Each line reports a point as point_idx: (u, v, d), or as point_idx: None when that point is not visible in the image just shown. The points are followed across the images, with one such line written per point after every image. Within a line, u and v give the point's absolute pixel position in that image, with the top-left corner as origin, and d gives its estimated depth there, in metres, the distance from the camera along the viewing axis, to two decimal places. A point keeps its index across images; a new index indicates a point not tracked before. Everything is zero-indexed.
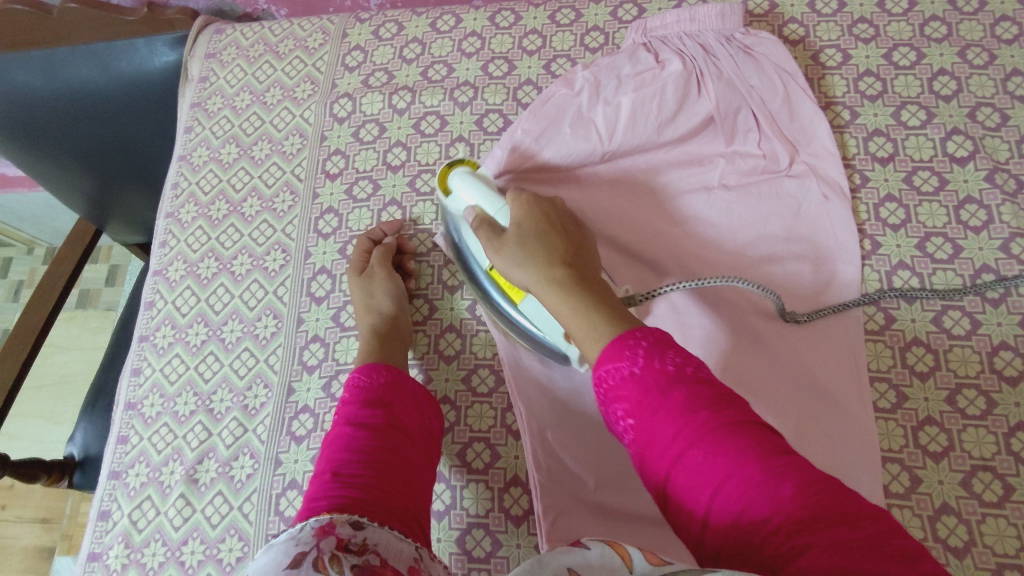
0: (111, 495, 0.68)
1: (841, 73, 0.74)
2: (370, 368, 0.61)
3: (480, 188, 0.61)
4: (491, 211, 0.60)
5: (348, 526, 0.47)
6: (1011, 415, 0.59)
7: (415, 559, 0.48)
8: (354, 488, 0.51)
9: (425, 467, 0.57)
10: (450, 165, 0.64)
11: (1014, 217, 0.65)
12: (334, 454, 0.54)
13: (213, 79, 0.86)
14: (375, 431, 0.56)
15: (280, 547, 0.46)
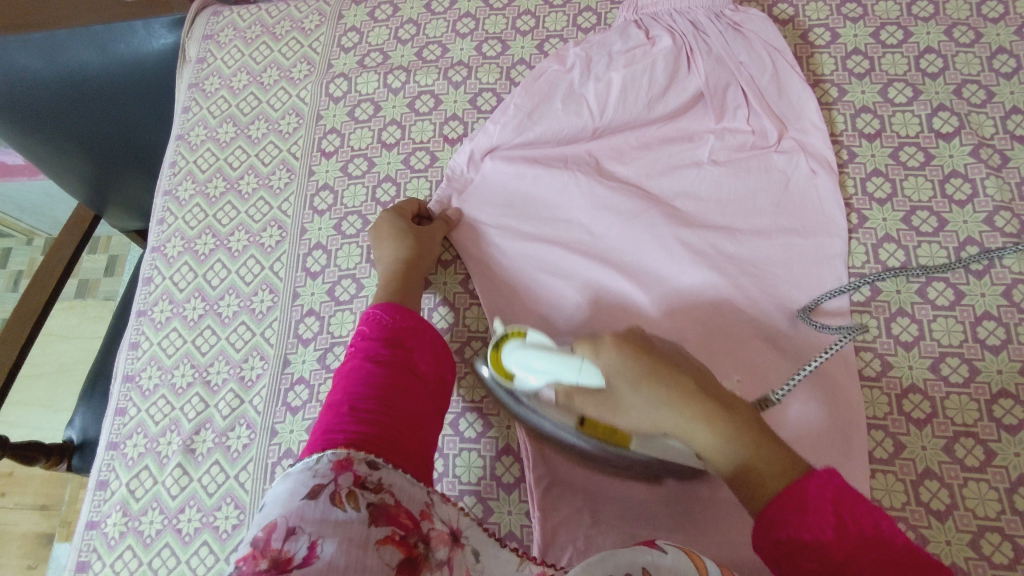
0: (109, 465, 0.69)
1: (829, 52, 0.75)
2: (385, 307, 0.60)
3: (544, 356, 0.52)
4: (573, 376, 0.50)
5: (364, 463, 0.49)
6: (993, 381, 0.60)
7: (427, 503, 0.50)
8: (370, 425, 0.51)
9: (436, 412, 0.57)
10: (500, 345, 0.57)
11: (998, 190, 0.67)
12: (349, 386, 0.54)
13: (210, 60, 0.87)
14: (392, 368, 0.55)
15: (299, 476, 0.47)
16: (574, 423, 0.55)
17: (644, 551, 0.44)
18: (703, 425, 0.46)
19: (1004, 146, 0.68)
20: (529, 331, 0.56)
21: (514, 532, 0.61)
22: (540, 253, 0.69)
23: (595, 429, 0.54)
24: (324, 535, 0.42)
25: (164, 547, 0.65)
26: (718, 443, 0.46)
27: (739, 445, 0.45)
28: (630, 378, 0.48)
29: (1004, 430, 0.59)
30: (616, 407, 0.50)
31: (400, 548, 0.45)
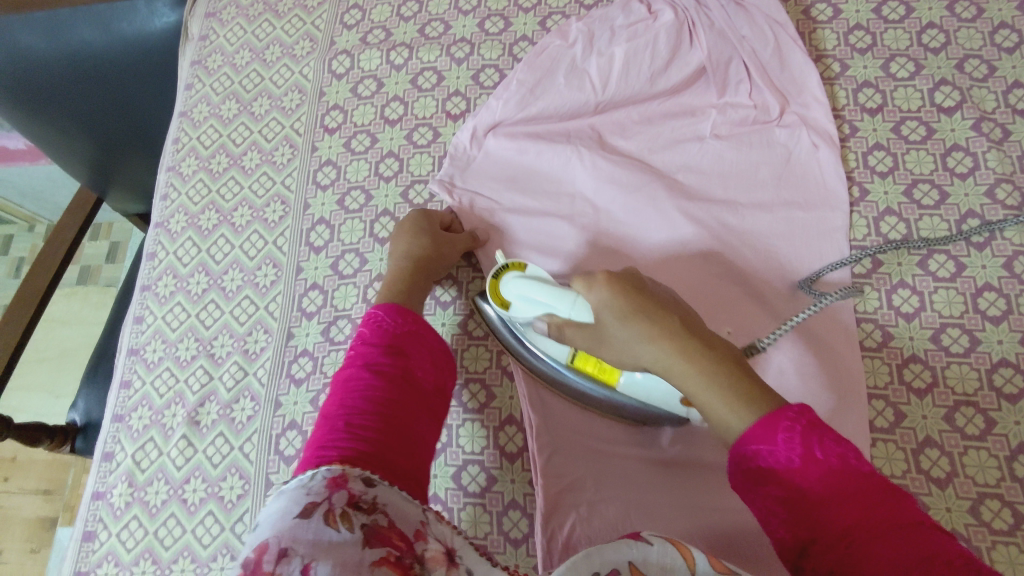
0: (114, 437, 0.70)
1: (831, 28, 0.75)
2: (388, 310, 0.60)
3: (544, 288, 0.54)
4: (566, 309, 0.52)
5: (360, 481, 0.48)
6: (993, 352, 0.61)
7: (422, 522, 0.48)
8: (365, 441, 0.51)
9: (432, 424, 0.57)
10: (498, 275, 0.60)
11: (1000, 163, 0.67)
12: (345, 398, 0.53)
13: (213, 38, 0.87)
14: (390, 380, 0.55)
15: (290, 494, 0.46)
16: (565, 357, 0.60)
17: (630, 545, 0.44)
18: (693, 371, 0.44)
19: (1006, 120, 0.69)
20: (529, 267, 0.60)
21: (516, 500, 0.62)
22: (544, 227, 0.69)
23: (586, 366, 0.59)
24: (316, 558, 0.40)
25: (169, 517, 0.65)
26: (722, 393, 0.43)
27: (720, 378, 0.43)
28: (614, 312, 0.48)
29: (1004, 399, 0.59)
30: (607, 339, 0.50)
31: (394, 569, 0.43)
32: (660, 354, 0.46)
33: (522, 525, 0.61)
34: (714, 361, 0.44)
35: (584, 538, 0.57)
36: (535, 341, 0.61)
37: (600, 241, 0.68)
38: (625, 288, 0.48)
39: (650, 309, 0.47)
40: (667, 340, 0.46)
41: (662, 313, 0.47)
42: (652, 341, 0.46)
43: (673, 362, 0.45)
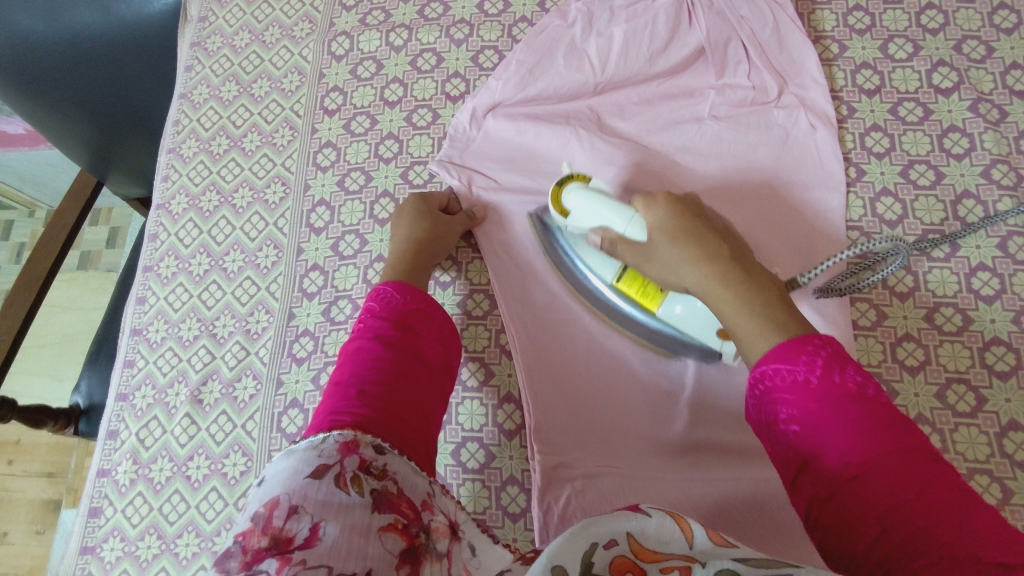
0: (118, 415, 0.71)
1: (830, 9, 0.75)
2: (395, 286, 0.61)
3: (606, 203, 0.58)
4: (621, 224, 0.57)
5: (371, 449, 0.48)
6: (985, 330, 0.61)
7: (428, 494, 0.50)
8: (375, 409, 0.51)
9: (439, 397, 0.58)
10: (562, 182, 0.62)
11: (996, 144, 0.67)
12: (355, 368, 0.54)
13: (212, 19, 0.87)
14: (400, 351, 0.56)
15: (302, 454, 0.47)
16: (613, 275, 0.63)
17: (627, 516, 0.44)
18: (719, 291, 0.50)
19: (1003, 101, 0.69)
20: (591, 181, 0.62)
21: (514, 476, 0.63)
22: (540, 209, 0.70)
23: (630, 287, 0.62)
24: (325, 518, 0.41)
25: (173, 493, 0.66)
26: (755, 325, 0.48)
27: (753, 306, 0.48)
28: (667, 232, 0.54)
29: (995, 376, 0.60)
30: (654, 259, 0.56)
31: (402, 536, 0.43)
32: (699, 273, 0.52)
33: (520, 500, 0.62)
34: (745, 294, 0.49)
35: (579, 511, 0.58)
36: (580, 262, 0.66)
37: None
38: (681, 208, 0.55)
39: (704, 246, 0.52)
40: (705, 264, 0.52)
41: (713, 241, 0.52)
42: (692, 264, 0.52)
43: (707, 285, 0.51)
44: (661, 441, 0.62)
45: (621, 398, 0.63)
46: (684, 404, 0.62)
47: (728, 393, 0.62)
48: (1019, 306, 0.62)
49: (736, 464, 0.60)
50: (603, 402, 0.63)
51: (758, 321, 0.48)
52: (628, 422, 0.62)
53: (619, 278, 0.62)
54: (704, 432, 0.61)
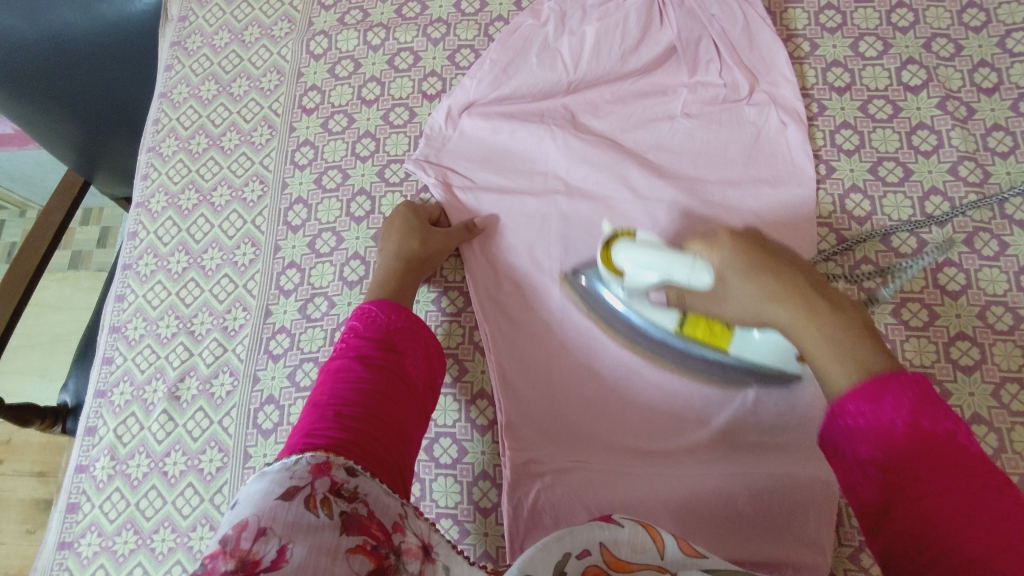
0: (96, 412, 0.71)
1: (802, 7, 0.76)
2: (382, 305, 0.60)
3: (659, 253, 0.52)
4: (685, 272, 0.50)
5: (343, 470, 0.47)
6: (950, 325, 0.62)
7: (401, 515, 0.48)
8: (352, 431, 0.51)
9: (419, 420, 0.57)
10: (609, 241, 0.58)
11: (963, 141, 0.68)
12: (335, 388, 0.54)
13: (192, 19, 0.88)
14: (382, 373, 0.55)
15: (274, 476, 0.46)
16: (675, 323, 0.59)
17: (602, 525, 0.46)
18: (803, 320, 0.42)
19: (971, 99, 0.70)
20: (637, 232, 0.57)
21: (486, 471, 0.64)
22: (515, 206, 0.71)
23: (693, 330, 0.59)
24: (293, 539, 0.41)
25: (150, 489, 0.67)
26: (837, 352, 0.41)
27: (842, 355, 0.41)
28: (739, 270, 0.45)
29: (959, 371, 0.61)
30: (724, 295, 0.47)
31: (371, 558, 0.43)
32: (781, 317, 0.44)
33: (491, 494, 0.63)
34: (818, 332, 0.42)
35: (548, 507, 0.60)
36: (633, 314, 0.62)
37: (570, 221, 0.69)
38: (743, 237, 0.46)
39: (774, 275, 0.44)
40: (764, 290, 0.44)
41: (782, 271, 0.44)
42: (774, 306, 0.44)
43: (797, 323, 0.43)
44: (629, 436, 0.62)
45: (595, 394, 0.64)
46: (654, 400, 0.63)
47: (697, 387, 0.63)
48: (984, 301, 0.63)
49: (704, 460, 0.61)
50: (576, 399, 0.64)
51: (858, 374, 0.40)
52: (601, 418, 0.63)
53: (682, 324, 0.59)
54: (674, 429, 0.62)
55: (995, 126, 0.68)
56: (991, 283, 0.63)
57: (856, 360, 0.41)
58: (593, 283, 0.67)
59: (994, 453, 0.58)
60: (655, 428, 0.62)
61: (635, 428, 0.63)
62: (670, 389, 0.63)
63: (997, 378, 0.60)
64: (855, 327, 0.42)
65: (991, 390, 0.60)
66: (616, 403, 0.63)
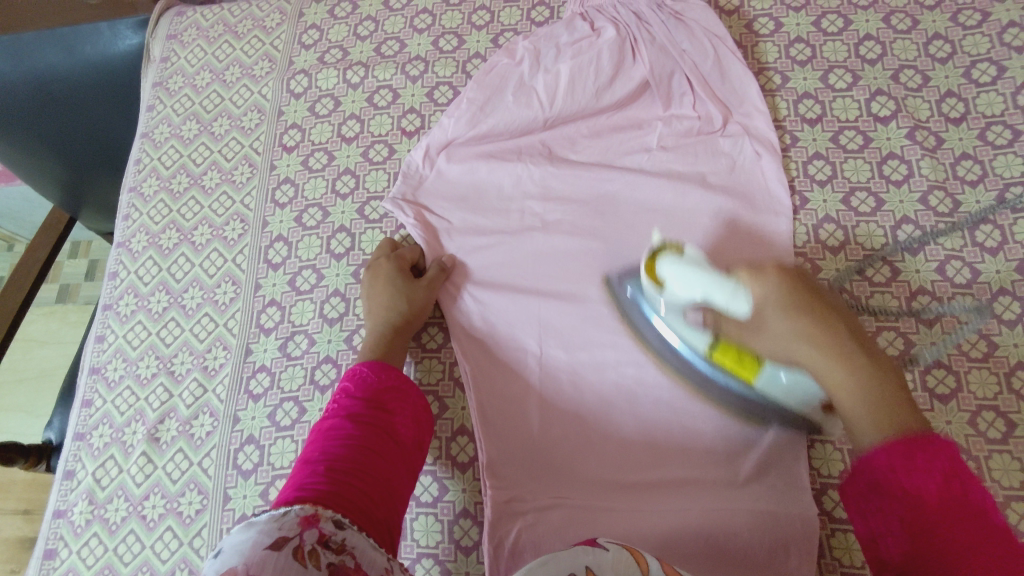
0: (75, 455, 0.71)
1: (773, 41, 0.78)
2: (371, 364, 0.61)
3: (702, 272, 0.53)
4: (723, 296, 0.52)
5: (331, 522, 0.47)
6: (926, 353, 0.63)
7: (387, 569, 0.48)
8: (342, 486, 0.51)
9: (408, 477, 0.57)
10: (655, 253, 0.58)
11: (933, 171, 0.69)
12: (326, 446, 0.54)
13: (174, 59, 0.89)
14: (373, 432, 0.56)
15: (262, 525, 0.45)
16: (705, 344, 0.58)
17: (585, 551, 0.45)
18: (836, 386, 0.49)
19: (939, 129, 0.71)
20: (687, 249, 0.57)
21: (467, 509, 0.63)
22: (494, 244, 0.71)
23: (721, 355, 0.58)
24: None
25: (128, 534, 0.66)
26: (863, 402, 0.48)
27: (873, 384, 0.48)
28: (777, 307, 0.51)
29: (937, 399, 0.61)
30: (760, 327, 0.53)
31: None
32: (833, 371, 0.49)
33: (472, 533, 0.62)
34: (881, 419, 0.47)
35: (529, 544, 0.59)
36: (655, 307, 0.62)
37: (547, 257, 0.70)
38: (792, 281, 0.52)
39: (818, 321, 0.50)
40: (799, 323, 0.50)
41: (836, 341, 0.49)
42: (824, 366, 0.50)
43: (838, 385, 0.49)
44: (611, 471, 0.62)
45: (577, 430, 0.64)
46: (635, 435, 0.63)
47: (678, 422, 0.63)
48: (958, 329, 0.63)
49: (686, 493, 0.60)
50: (557, 435, 0.64)
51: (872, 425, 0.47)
52: (582, 454, 0.63)
53: (715, 346, 0.58)
54: (655, 463, 0.62)
55: (963, 155, 0.69)
56: (964, 310, 0.64)
57: (885, 407, 0.47)
58: (571, 317, 0.67)
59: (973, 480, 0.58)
60: (636, 461, 0.62)
61: (617, 463, 0.62)
62: (650, 422, 0.63)
63: (973, 406, 0.60)
64: (891, 377, 0.49)
65: (968, 418, 0.60)
66: (597, 437, 0.63)
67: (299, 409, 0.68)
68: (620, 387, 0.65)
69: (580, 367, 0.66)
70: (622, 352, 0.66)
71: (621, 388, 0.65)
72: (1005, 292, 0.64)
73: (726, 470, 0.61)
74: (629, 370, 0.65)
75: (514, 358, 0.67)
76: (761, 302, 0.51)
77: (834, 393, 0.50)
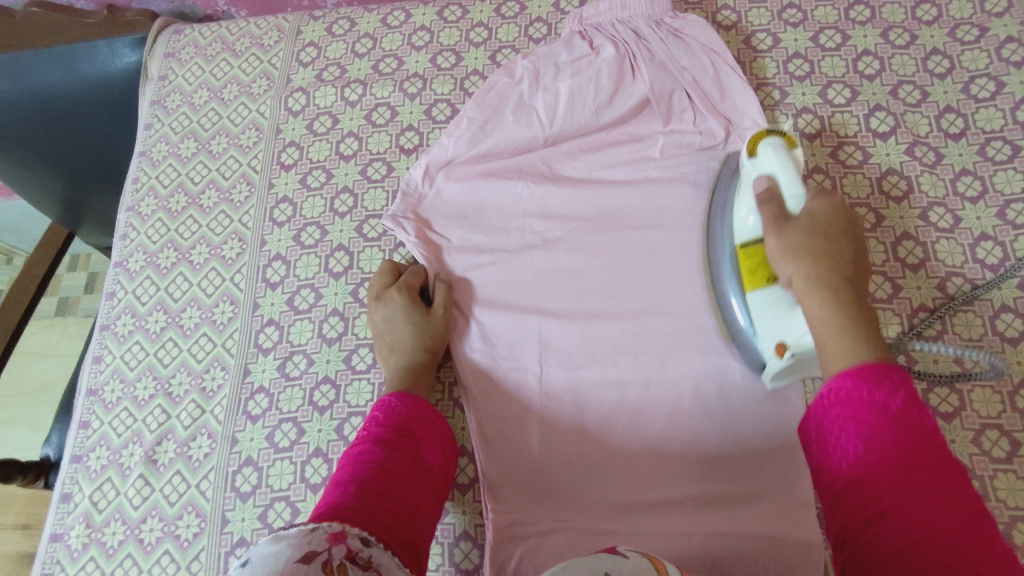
0: (72, 478, 0.70)
1: (771, 56, 0.78)
2: (399, 394, 0.62)
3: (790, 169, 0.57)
4: (789, 193, 0.56)
5: (357, 539, 0.46)
6: (929, 371, 0.62)
7: None
8: (370, 505, 0.50)
9: (433, 506, 0.56)
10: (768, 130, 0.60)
11: (932, 187, 0.69)
12: (355, 469, 0.54)
13: (172, 78, 0.89)
14: (400, 458, 0.56)
15: (292, 539, 0.43)
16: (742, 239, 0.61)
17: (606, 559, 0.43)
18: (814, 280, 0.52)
19: (939, 144, 0.71)
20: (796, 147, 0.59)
21: (468, 532, 0.63)
22: (493, 262, 0.71)
23: (744, 257, 0.61)
24: None
25: (126, 557, 0.66)
26: (845, 333, 0.48)
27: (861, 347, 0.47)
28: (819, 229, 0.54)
29: (940, 418, 0.61)
30: (787, 223, 0.55)
31: None
32: (822, 278, 0.51)
33: (472, 556, 0.62)
34: (847, 346, 0.47)
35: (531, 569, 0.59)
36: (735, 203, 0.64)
37: (548, 275, 0.70)
38: (843, 215, 0.56)
39: (825, 274, 0.52)
40: (810, 261, 0.53)
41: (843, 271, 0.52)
42: (816, 270, 0.52)
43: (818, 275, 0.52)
44: (612, 490, 0.62)
45: (576, 449, 0.63)
46: (637, 454, 0.63)
47: (680, 440, 0.62)
48: (960, 346, 0.63)
49: (686, 517, 0.60)
50: (557, 454, 0.63)
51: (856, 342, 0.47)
52: (582, 473, 0.62)
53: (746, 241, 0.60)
54: (657, 483, 0.62)
55: (963, 171, 0.69)
56: (967, 327, 0.63)
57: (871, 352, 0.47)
58: (573, 336, 0.67)
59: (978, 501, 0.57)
60: (638, 482, 0.62)
61: (618, 482, 0.62)
62: (652, 443, 0.63)
63: (976, 425, 0.60)
64: (875, 329, 0.49)
65: (972, 437, 0.60)
66: (598, 458, 0.63)
67: (298, 430, 0.68)
68: (621, 406, 0.64)
69: (581, 387, 0.65)
70: (624, 373, 0.65)
71: (623, 409, 0.64)
72: (1007, 309, 0.63)
73: (728, 493, 0.60)
74: (631, 391, 0.64)
75: (514, 377, 0.66)
76: (804, 222, 0.55)
77: (824, 346, 0.49)
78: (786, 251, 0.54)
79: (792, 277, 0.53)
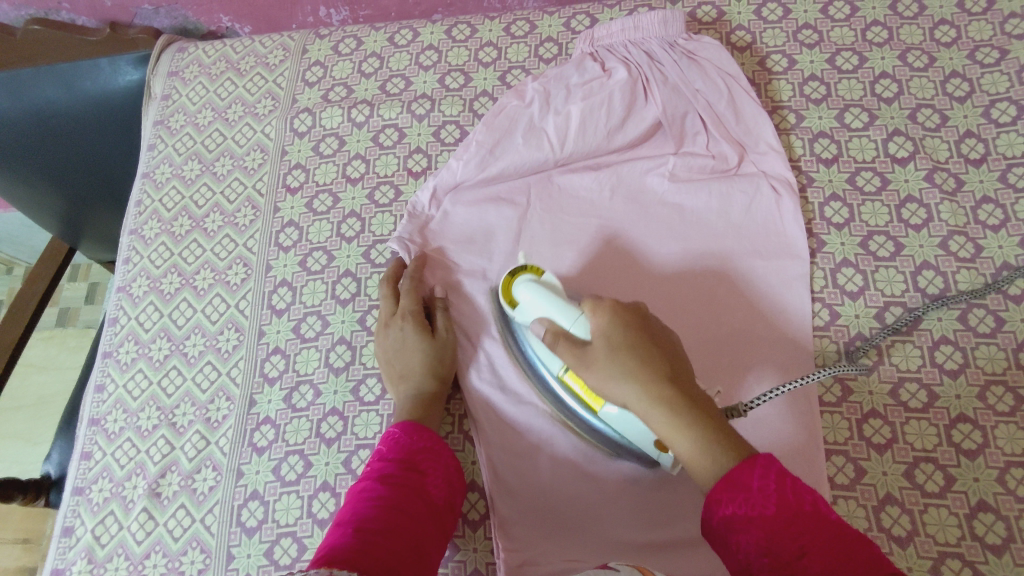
0: (74, 511, 0.69)
1: (786, 78, 0.76)
2: (404, 426, 0.61)
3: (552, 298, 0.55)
4: (566, 323, 0.53)
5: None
6: (951, 407, 0.61)
7: None
8: (374, 542, 0.49)
9: (438, 540, 0.55)
10: (513, 272, 0.59)
11: (952, 215, 0.67)
12: (358, 506, 0.53)
13: (175, 97, 0.88)
14: (404, 493, 0.55)
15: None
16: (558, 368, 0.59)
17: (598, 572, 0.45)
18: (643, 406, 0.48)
19: (959, 170, 0.69)
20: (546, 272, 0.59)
21: (480, 569, 0.61)
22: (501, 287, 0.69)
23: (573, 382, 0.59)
24: None
25: None
26: (697, 443, 0.46)
27: (714, 446, 0.46)
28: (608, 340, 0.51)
29: (963, 455, 0.59)
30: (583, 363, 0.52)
31: None
32: (671, 434, 0.47)
33: None
34: (696, 443, 0.46)
35: None
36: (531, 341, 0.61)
37: None
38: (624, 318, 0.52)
39: (645, 383, 0.48)
40: (632, 381, 0.49)
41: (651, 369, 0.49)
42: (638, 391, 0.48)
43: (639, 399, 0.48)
44: (626, 530, 0.60)
45: (589, 487, 0.62)
46: (651, 490, 0.61)
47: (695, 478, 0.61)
48: (983, 380, 0.61)
49: (700, 559, 0.58)
50: (569, 491, 0.62)
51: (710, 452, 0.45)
52: (595, 513, 0.61)
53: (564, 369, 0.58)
54: (672, 522, 0.60)
55: (984, 199, 0.68)
56: (989, 360, 0.62)
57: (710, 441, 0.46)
58: None
59: (1003, 542, 0.56)
60: (654, 522, 0.60)
61: (632, 522, 0.60)
62: (665, 477, 0.61)
63: (1000, 463, 0.58)
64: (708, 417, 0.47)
65: (996, 475, 0.58)
66: (610, 493, 0.61)
67: (304, 463, 0.66)
68: None
69: None
70: None
71: None
72: None
73: None
74: None
75: (524, 410, 0.65)
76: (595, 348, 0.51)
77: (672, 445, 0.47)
78: (603, 376, 0.50)
79: (620, 397, 0.50)
